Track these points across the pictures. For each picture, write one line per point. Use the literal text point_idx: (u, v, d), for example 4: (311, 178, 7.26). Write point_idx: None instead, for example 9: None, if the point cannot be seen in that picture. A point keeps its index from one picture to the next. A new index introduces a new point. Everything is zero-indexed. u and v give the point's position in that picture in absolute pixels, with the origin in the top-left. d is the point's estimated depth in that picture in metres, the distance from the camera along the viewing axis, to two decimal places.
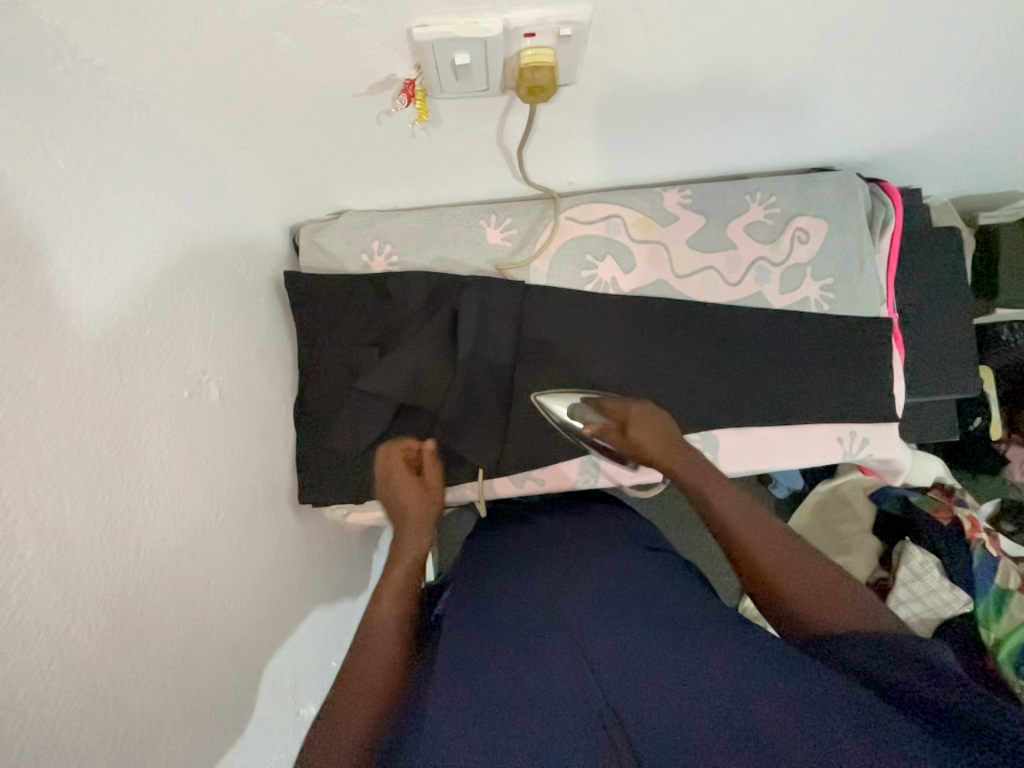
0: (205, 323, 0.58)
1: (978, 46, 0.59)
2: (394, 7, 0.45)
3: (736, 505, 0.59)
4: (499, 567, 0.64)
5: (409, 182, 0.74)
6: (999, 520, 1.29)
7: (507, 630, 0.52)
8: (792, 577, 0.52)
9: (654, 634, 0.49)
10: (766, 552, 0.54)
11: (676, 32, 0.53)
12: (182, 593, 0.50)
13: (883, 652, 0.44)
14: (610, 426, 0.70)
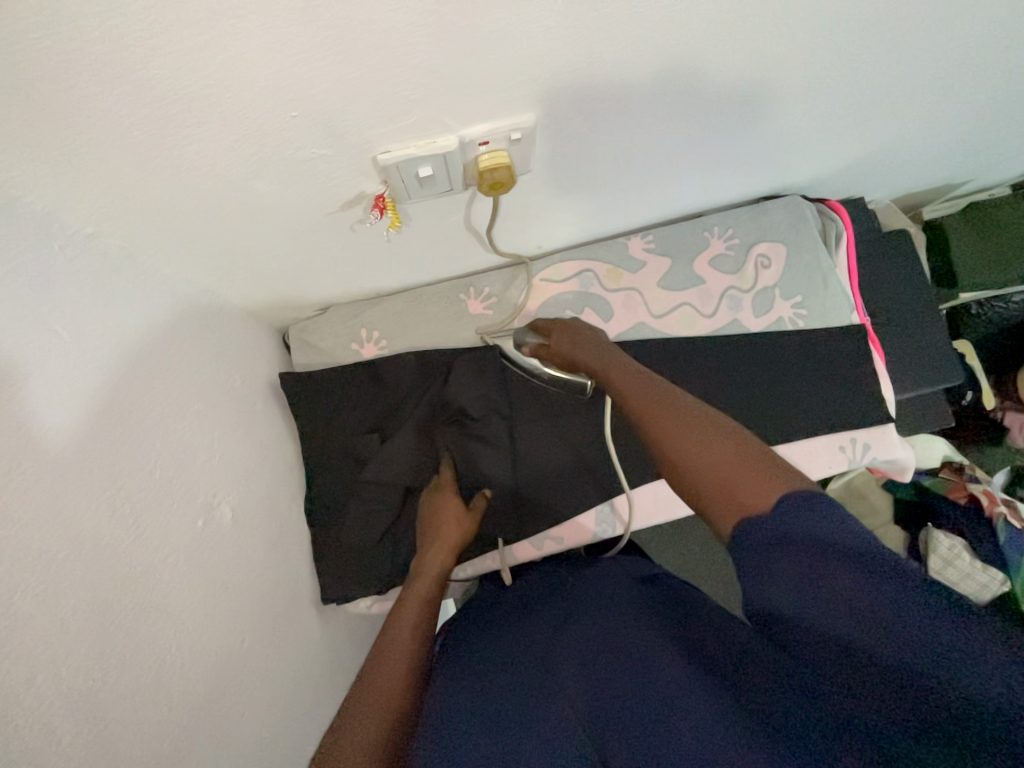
0: (210, 446, 0.59)
1: (872, 76, 0.67)
2: (359, 143, 0.50)
3: (648, 385, 0.59)
4: (497, 619, 0.64)
5: (389, 273, 0.77)
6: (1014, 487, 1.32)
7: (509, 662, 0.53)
8: (694, 443, 0.50)
9: (625, 651, 0.48)
10: (663, 418, 0.54)
11: (610, 113, 0.59)
12: (216, 733, 0.48)
13: (827, 576, 0.37)
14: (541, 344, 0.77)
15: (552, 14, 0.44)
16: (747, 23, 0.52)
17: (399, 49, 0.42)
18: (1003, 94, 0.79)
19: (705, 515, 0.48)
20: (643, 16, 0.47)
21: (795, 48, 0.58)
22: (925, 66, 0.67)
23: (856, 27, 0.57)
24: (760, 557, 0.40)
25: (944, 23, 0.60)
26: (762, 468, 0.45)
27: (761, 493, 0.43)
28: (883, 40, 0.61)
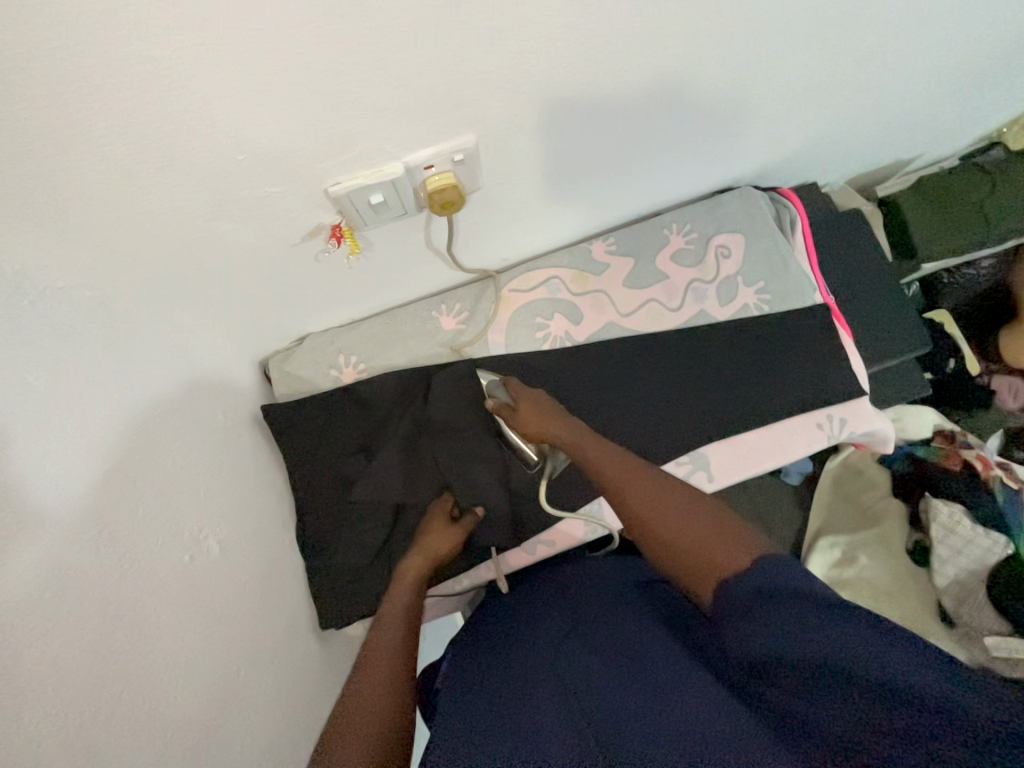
0: (195, 481, 0.61)
1: (801, 65, 0.70)
2: (309, 178, 0.52)
3: (622, 460, 0.65)
4: (494, 642, 0.65)
5: (360, 298, 0.80)
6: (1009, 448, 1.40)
7: (515, 671, 0.56)
8: (671, 520, 0.56)
9: (620, 670, 0.50)
10: (637, 497, 0.60)
11: (553, 123, 0.61)
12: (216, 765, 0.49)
13: (807, 610, 0.40)
14: (506, 402, 0.76)
15: (475, 40, 0.47)
16: (665, 33, 0.56)
17: (335, 86, 0.45)
18: (929, 70, 0.82)
19: (682, 585, 0.53)
20: (562, 34, 0.50)
21: (715, 48, 0.61)
22: (847, 52, 0.71)
23: (770, 24, 0.61)
24: (746, 611, 0.44)
25: (854, 13, 0.64)
26: (724, 538, 0.52)
27: (727, 560, 0.49)
28: (799, 33, 0.64)
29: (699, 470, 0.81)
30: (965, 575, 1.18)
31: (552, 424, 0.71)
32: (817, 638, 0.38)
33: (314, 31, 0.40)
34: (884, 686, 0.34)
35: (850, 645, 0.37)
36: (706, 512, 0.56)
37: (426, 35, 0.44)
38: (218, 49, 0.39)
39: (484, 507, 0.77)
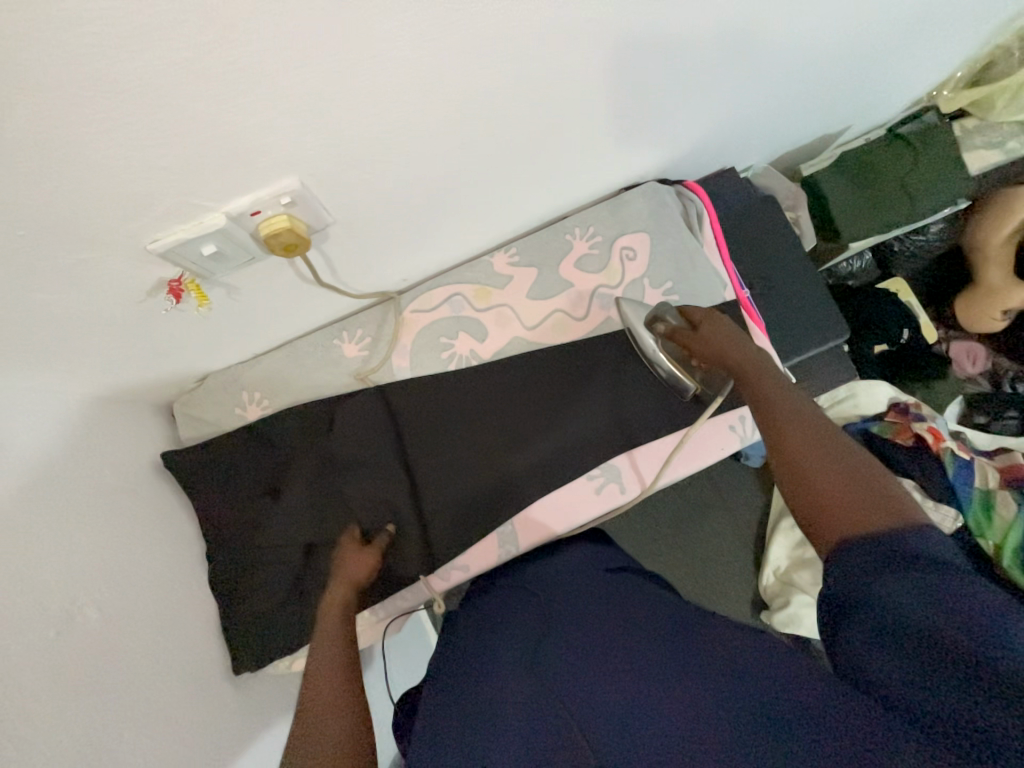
0: (69, 549, 0.60)
1: (681, 51, 0.66)
2: (122, 237, 0.50)
3: (794, 398, 0.62)
4: (476, 627, 0.66)
5: (251, 335, 0.77)
6: (971, 414, 1.40)
7: (488, 661, 0.57)
8: (825, 463, 0.53)
9: (587, 658, 0.52)
10: (796, 429, 0.57)
11: (405, 144, 0.58)
12: None
13: (901, 572, 0.41)
14: (681, 327, 0.76)
15: (259, 86, 0.44)
16: (502, 36, 0.52)
17: (114, 146, 0.42)
18: (819, 45, 0.79)
19: (811, 519, 0.51)
20: (359, 68, 0.47)
21: (551, 61, 0.58)
22: (715, 39, 0.67)
23: (607, 26, 0.57)
24: (858, 565, 0.44)
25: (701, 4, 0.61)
26: (884, 501, 0.48)
27: (887, 515, 0.46)
28: (646, 31, 0.61)
29: (611, 481, 0.80)
30: None
31: (735, 354, 0.70)
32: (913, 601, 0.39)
33: (64, 91, 0.37)
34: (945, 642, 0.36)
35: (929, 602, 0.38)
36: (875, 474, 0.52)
37: (192, 87, 0.41)
38: None
39: (396, 524, 0.78)
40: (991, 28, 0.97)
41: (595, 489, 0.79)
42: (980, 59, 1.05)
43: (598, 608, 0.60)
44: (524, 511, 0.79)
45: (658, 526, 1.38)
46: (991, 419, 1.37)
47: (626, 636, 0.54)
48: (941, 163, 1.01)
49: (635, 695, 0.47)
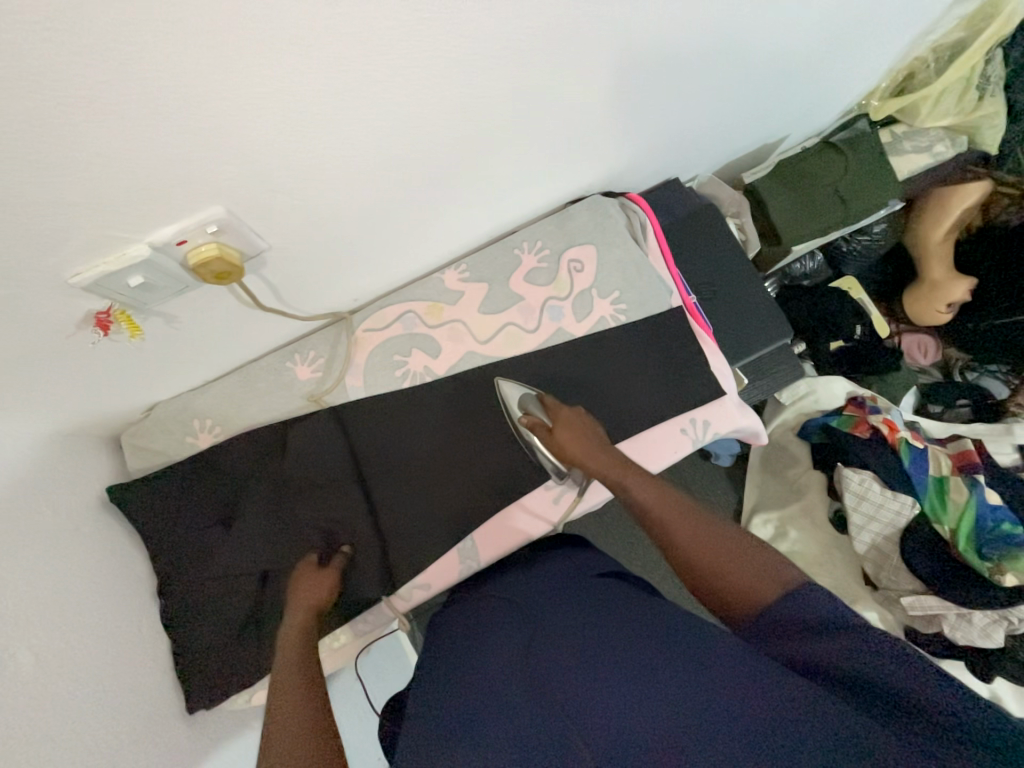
0: (2, 594, 0.57)
1: (609, 69, 0.69)
2: (43, 272, 0.49)
3: (655, 489, 0.67)
4: (452, 644, 0.65)
5: (197, 362, 0.76)
6: (926, 404, 1.44)
7: (469, 670, 0.58)
8: (710, 556, 0.59)
9: (571, 654, 0.54)
10: (675, 529, 0.62)
11: (336, 166, 0.58)
12: None
13: (837, 636, 0.49)
14: (542, 422, 0.76)
15: (174, 118, 0.44)
16: (424, 57, 0.53)
17: (21, 182, 0.42)
18: (743, 61, 0.83)
19: (722, 612, 0.57)
20: (281, 96, 0.48)
21: (480, 80, 0.59)
22: (640, 58, 0.70)
23: (532, 48, 0.59)
24: (792, 632, 0.51)
25: (621, 27, 0.64)
26: (764, 571, 0.56)
27: (772, 589, 0.54)
28: (569, 51, 0.63)
29: (570, 490, 0.81)
30: (881, 540, 1.22)
31: (593, 453, 0.72)
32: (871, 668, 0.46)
33: None
34: (907, 704, 0.44)
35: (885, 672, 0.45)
36: (744, 541, 0.59)
37: (102, 122, 0.41)
38: None
39: (355, 544, 0.78)
40: (907, 41, 1.03)
41: (557, 498, 0.80)
42: (901, 70, 1.12)
43: (576, 609, 0.62)
44: (484, 525, 0.79)
45: (632, 531, 1.38)
46: (945, 408, 1.42)
47: (604, 636, 0.56)
48: (870, 169, 1.06)
49: (634, 690, 0.49)
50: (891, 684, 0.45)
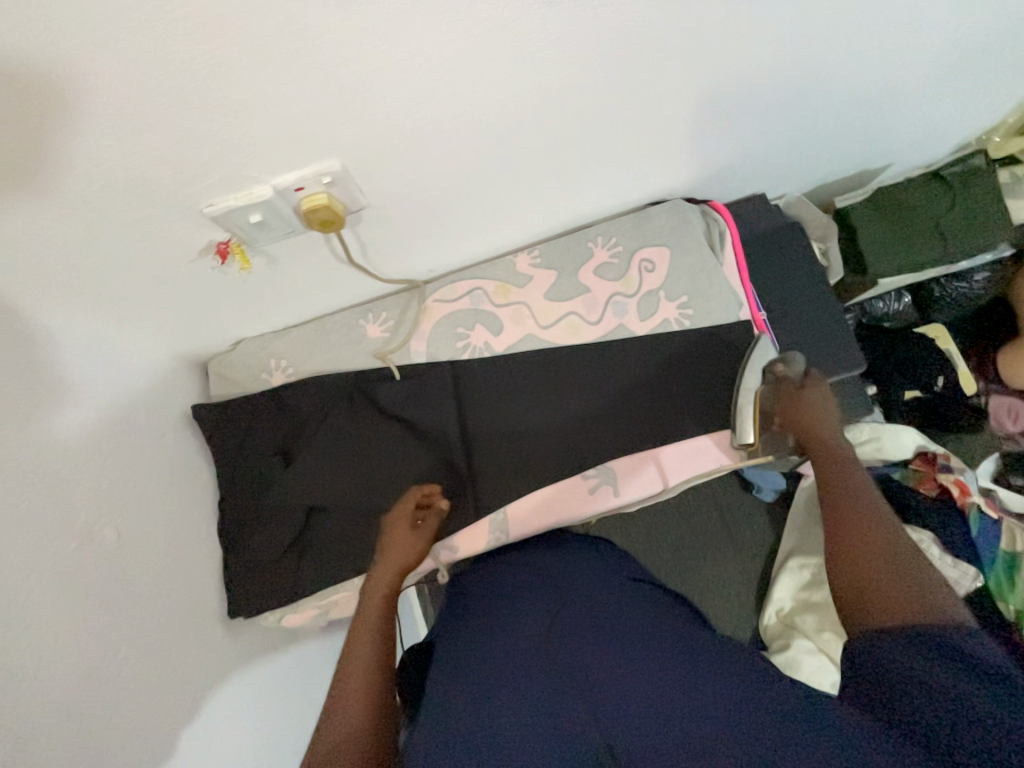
0: (98, 477, 0.66)
1: (712, 75, 0.69)
2: (185, 199, 0.57)
3: (867, 495, 0.62)
4: (471, 634, 0.66)
5: (284, 306, 0.83)
6: (1006, 473, 1.34)
7: (497, 642, 0.62)
8: (871, 561, 0.55)
9: (600, 653, 0.57)
10: (855, 525, 0.59)
11: (435, 138, 0.62)
12: (77, 733, 0.55)
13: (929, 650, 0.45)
14: (789, 382, 0.78)
15: (302, 71, 0.49)
16: (532, 38, 0.55)
17: (176, 116, 0.49)
18: (854, 80, 0.80)
19: (846, 606, 0.54)
20: (400, 57, 0.51)
21: (582, 66, 0.61)
22: (743, 69, 0.70)
23: (638, 40, 0.60)
24: (891, 648, 0.46)
25: (729, 36, 0.64)
26: (914, 602, 0.50)
27: (906, 617, 0.48)
28: (673, 51, 0.63)
29: (605, 482, 0.82)
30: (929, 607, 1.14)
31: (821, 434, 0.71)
32: (949, 684, 0.42)
33: (135, 67, 0.44)
34: (975, 720, 0.40)
35: (963, 691, 0.41)
36: (922, 582, 0.52)
37: (250, 72, 0.47)
38: (57, 97, 0.44)
39: (397, 495, 0.82)
40: None
41: (593, 487, 0.82)
42: None
43: (605, 606, 0.64)
44: (517, 501, 0.82)
45: (659, 546, 1.36)
46: None
47: (634, 642, 0.58)
48: (977, 207, 1.00)
49: (655, 702, 0.51)
50: (964, 700, 0.41)
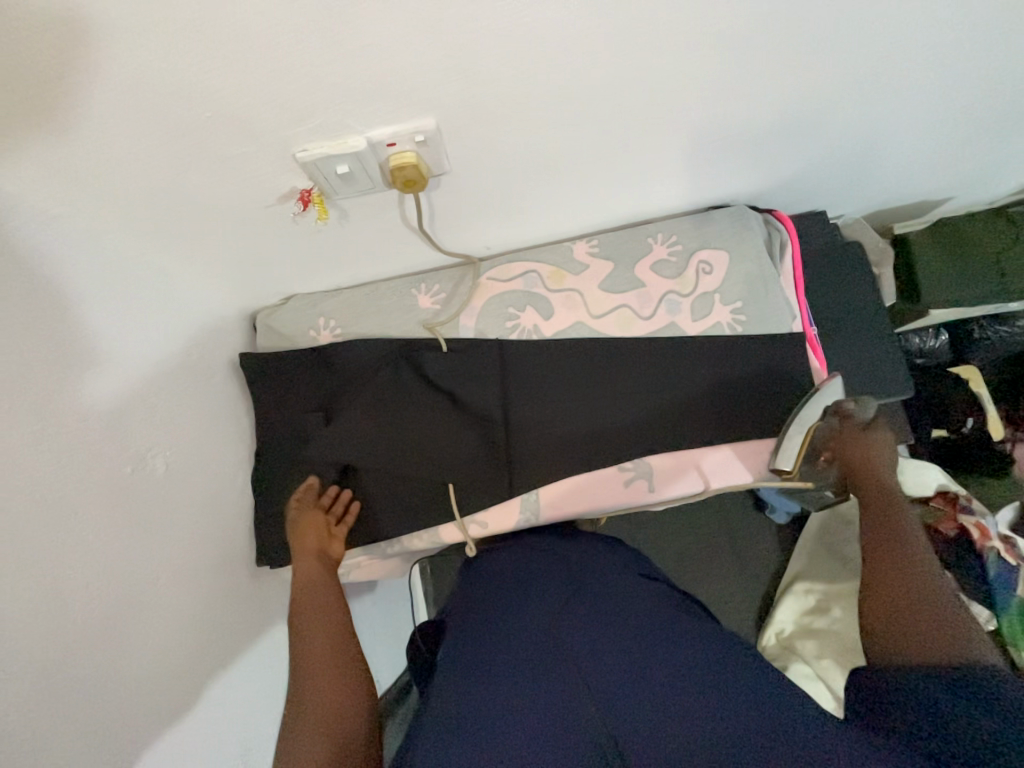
0: (151, 408, 0.68)
1: (799, 86, 0.69)
2: (277, 143, 0.58)
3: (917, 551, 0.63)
4: (479, 623, 0.66)
5: (341, 265, 0.84)
6: None
7: (506, 626, 0.63)
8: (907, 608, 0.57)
9: (609, 644, 0.57)
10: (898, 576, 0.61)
11: (523, 110, 0.62)
12: (107, 647, 0.57)
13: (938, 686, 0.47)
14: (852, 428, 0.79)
15: (411, 27, 0.49)
16: (638, 20, 0.55)
17: (285, 58, 0.50)
18: (940, 106, 0.78)
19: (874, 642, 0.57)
20: (502, 20, 0.51)
21: (679, 55, 0.60)
22: (831, 83, 0.69)
23: (733, 35, 0.59)
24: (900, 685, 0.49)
25: (824, 47, 0.63)
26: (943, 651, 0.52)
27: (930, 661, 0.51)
28: (767, 56, 0.63)
29: (642, 477, 0.82)
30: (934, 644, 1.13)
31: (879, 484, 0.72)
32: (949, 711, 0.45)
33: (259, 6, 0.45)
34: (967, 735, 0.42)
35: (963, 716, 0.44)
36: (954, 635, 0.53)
37: (362, 25, 0.48)
38: (180, 27, 0.45)
39: (433, 465, 0.83)
40: None
41: (631, 480, 0.82)
42: None
43: (620, 603, 0.64)
44: (553, 485, 0.82)
45: (670, 550, 1.36)
46: None
47: (653, 637, 0.58)
48: None
49: (668, 689, 0.51)
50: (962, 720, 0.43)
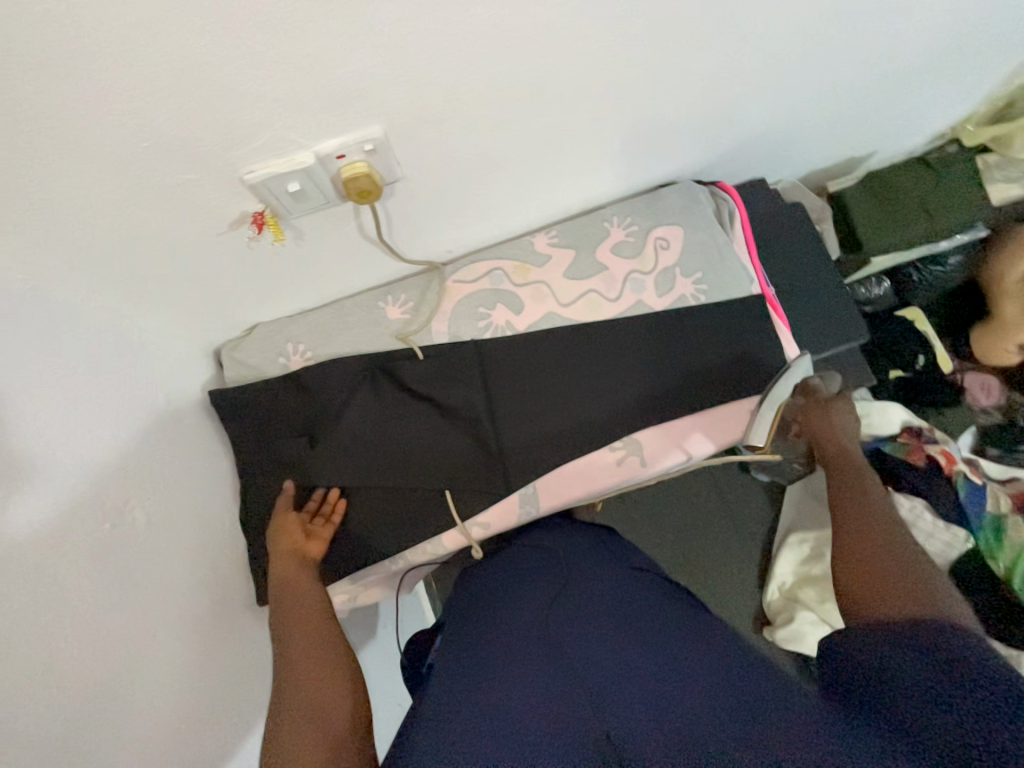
0: (125, 458, 0.65)
1: (726, 60, 0.72)
2: (223, 167, 0.57)
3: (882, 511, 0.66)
4: (472, 631, 0.63)
5: (304, 287, 0.82)
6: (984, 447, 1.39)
7: (506, 628, 0.60)
8: (877, 561, 0.59)
9: (615, 637, 0.56)
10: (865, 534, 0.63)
11: (469, 110, 0.63)
12: (115, 712, 0.54)
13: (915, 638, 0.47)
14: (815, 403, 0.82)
15: (351, 36, 0.49)
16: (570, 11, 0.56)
17: (222, 78, 0.48)
18: (855, 66, 0.83)
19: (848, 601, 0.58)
20: (440, 23, 0.52)
21: (614, 43, 0.62)
22: (755, 54, 0.73)
23: (661, 17, 0.62)
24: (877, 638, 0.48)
25: (745, 22, 0.67)
26: (910, 595, 0.53)
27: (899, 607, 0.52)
28: (695, 34, 0.66)
29: (632, 453, 0.83)
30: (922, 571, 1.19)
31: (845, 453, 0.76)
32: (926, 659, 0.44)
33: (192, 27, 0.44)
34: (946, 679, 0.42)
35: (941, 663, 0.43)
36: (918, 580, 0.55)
37: (301, 37, 0.48)
38: (110, 56, 0.44)
39: (426, 475, 0.82)
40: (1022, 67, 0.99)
41: (621, 458, 0.83)
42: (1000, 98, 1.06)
43: (623, 601, 0.64)
44: (547, 475, 0.83)
45: (667, 524, 1.39)
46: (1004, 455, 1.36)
47: (655, 627, 0.59)
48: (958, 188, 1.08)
49: (684, 670, 0.51)
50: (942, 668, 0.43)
